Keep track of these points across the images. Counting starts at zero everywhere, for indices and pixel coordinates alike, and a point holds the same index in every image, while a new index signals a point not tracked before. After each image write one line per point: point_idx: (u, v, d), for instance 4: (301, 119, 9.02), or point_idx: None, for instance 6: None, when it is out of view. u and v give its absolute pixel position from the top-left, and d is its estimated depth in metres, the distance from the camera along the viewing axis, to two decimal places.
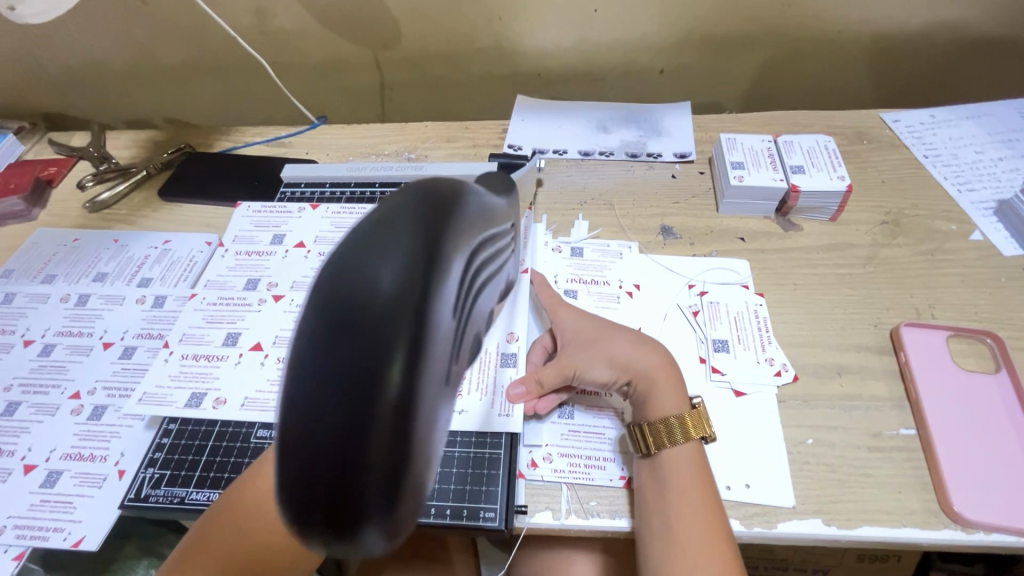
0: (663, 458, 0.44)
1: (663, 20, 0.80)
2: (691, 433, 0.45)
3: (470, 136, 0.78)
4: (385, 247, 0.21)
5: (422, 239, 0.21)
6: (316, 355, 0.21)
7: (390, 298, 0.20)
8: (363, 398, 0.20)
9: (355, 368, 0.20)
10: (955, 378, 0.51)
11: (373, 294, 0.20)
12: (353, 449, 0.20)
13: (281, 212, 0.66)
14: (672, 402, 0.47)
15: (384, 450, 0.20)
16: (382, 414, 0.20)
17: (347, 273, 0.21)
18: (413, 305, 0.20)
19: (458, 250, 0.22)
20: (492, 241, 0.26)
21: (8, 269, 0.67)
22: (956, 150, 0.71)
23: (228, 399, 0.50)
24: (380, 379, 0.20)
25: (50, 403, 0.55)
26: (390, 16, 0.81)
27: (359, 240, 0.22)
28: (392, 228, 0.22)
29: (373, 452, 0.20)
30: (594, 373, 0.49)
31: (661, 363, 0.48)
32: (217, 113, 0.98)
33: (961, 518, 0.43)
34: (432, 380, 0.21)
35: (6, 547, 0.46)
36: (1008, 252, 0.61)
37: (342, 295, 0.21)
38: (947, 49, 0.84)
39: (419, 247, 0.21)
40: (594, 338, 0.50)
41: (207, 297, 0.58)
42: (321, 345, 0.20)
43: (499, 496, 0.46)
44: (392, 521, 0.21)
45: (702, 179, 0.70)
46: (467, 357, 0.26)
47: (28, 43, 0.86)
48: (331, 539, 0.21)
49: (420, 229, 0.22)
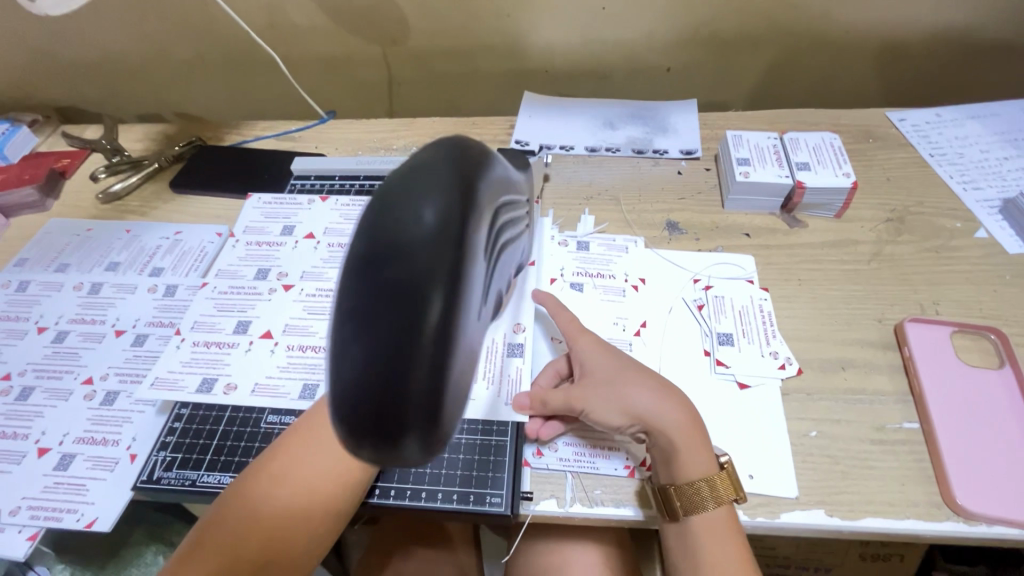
0: (693, 524, 0.43)
1: (670, 18, 0.80)
2: (721, 496, 0.43)
3: (478, 132, 0.79)
4: (425, 192, 0.24)
5: (455, 186, 0.24)
6: (363, 287, 0.23)
7: (431, 235, 0.23)
8: (407, 322, 0.22)
9: (400, 294, 0.22)
10: (959, 373, 0.51)
11: (415, 230, 0.23)
12: (398, 368, 0.22)
13: (291, 204, 0.67)
14: (700, 466, 0.44)
15: (424, 371, 0.22)
16: (425, 338, 0.22)
17: (391, 214, 0.24)
18: (450, 239, 0.23)
19: (484, 199, 0.25)
20: (510, 207, 0.30)
21: (22, 258, 0.68)
22: (962, 149, 0.71)
23: (239, 385, 0.51)
24: (422, 304, 0.22)
25: (63, 388, 0.55)
26: (400, 12, 0.81)
27: (399, 188, 0.24)
28: (430, 176, 0.24)
29: (415, 371, 0.22)
30: (609, 417, 0.46)
31: (686, 420, 0.45)
32: (227, 107, 0.99)
33: (965, 511, 0.44)
34: (467, 312, 0.23)
35: (20, 527, 0.47)
36: (1013, 250, 0.61)
37: (385, 232, 0.23)
38: (953, 50, 0.85)
39: (453, 192, 0.24)
40: (615, 379, 0.47)
41: (218, 286, 0.59)
42: (367, 277, 0.23)
43: (505, 483, 0.47)
44: (430, 439, 0.23)
45: (708, 176, 0.71)
46: (489, 309, 0.28)
47: (43, 37, 0.87)
48: (377, 455, 0.24)
49: (453, 176, 0.24)
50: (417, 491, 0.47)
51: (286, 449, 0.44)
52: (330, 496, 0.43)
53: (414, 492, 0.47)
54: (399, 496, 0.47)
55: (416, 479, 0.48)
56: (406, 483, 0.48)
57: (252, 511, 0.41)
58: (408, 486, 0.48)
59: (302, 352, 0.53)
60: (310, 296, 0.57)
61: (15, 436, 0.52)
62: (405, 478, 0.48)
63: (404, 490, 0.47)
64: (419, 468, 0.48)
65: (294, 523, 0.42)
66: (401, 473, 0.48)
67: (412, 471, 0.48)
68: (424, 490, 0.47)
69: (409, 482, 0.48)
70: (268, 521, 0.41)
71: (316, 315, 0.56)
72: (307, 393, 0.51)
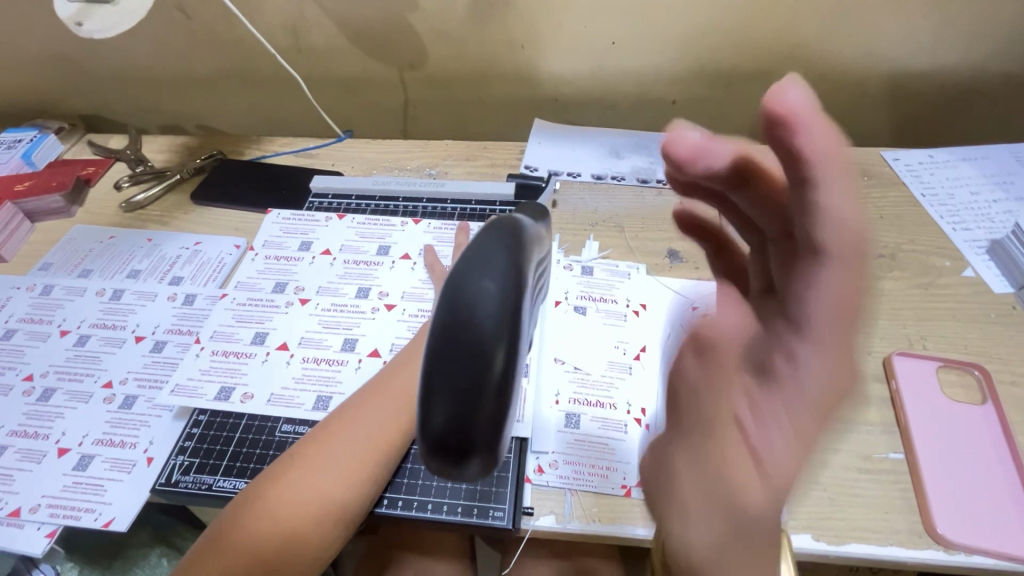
0: None
1: (676, 54, 0.84)
2: None
3: (489, 156, 0.82)
4: (486, 259, 0.27)
5: (512, 258, 0.28)
6: (434, 341, 0.27)
7: (495, 298, 0.26)
8: (476, 376, 0.26)
9: (470, 354, 0.26)
10: (943, 407, 0.53)
11: (480, 297, 0.26)
12: (469, 412, 0.26)
13: (309, 220, 0.70)
14: None
15: (491, 413, 0.27)
16: (489, 388, 0.26)
17: (458, 281, 0.27)
18: (509, 304, 0.27)
19: (528, 264, 0.29)
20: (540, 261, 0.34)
21: (46, 263, 0.71)
22: (952, 190, 0.74)
23: (256, 394, 0.54)
24: (489, 361, 0.26)
25: (83, 390, 0.58)
26: (418, 39, 0.85)
27: (466, 258, 0.28)
28: (491, 247, 0.28)
29: (483, 414, 0.26)
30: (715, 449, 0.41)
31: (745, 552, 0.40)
32: (246, 122, 1.03)
33: (944, 540, 0.46)
34: (519, 360, 0.28)
35: (40, 524, 0.49)
36: (999, 290, 0.64)
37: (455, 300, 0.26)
38: (948, 92, 0.88)
39: (510, 263, 0.28)
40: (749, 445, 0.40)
41: (237, 298, 0.62)
42: (437, 334, 0.27)
43: (505, 497, 0.49)
44: (490, 464, 0.28)
45: (708, 207, 0.74)
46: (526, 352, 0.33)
47: (74, 50, 0.91)
48: (445, 479, 0.28)
49: (509, 247, 0.28)
50: (423, 503, 0.49)
51: (305, 452, 0.46)
52: (343, 500, 0.45)
53: (420, 503, 0.49)
54: (406, 507, 0.49)
55: (423, 491, 0.50)
56: (413, 494, 0.50)
57: (272, 509, 0.43)
58: (415, 497, 0.50)
59: (316, 364, 0.56)
60: (325, 310, 0.60)
61: (37, 435, 0.55)
62: (413, 489, 0.50)
63: (411, 501, 0.49)
64: (426, 480, 0.51)
65: (309, 524, 0.44)
66: (409, 484, 0.50)
67: (419, 482, 0.51)
68: (430, 501, 0.49)
69: (416, 493, 0.50)
70: (285, 521, 0.43)
71: (331, 328, 0.58)
72: (320, 405, 0.53)
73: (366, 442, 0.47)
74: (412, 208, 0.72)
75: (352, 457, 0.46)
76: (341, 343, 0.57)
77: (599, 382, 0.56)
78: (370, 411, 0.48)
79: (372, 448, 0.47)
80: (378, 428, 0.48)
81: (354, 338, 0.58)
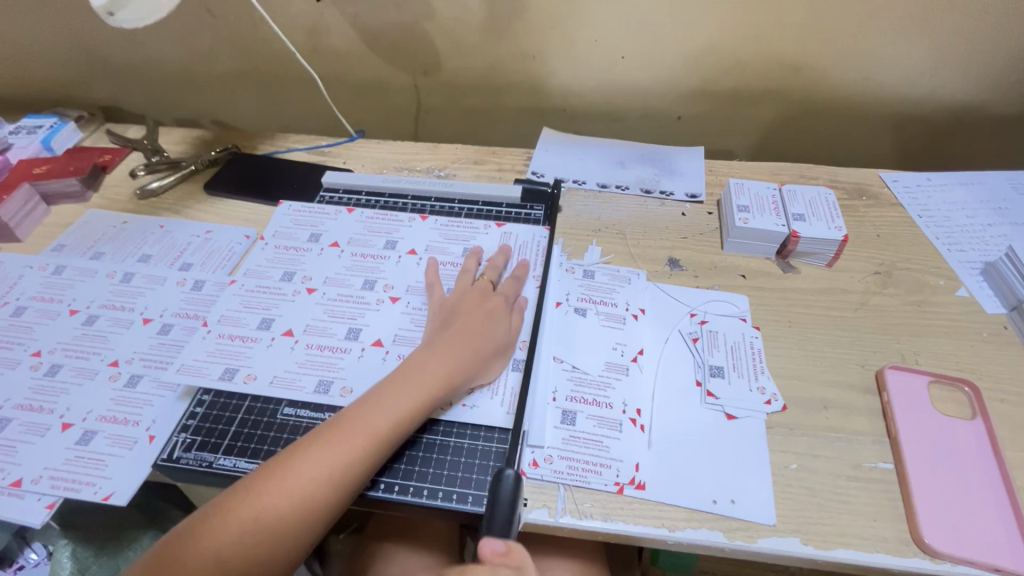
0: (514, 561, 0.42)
1: (683, 71, 0.86)
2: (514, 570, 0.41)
3: (497, 160, 0.84)
4: None
5: None
6: None
7: None
8: None
9: None
10: (934, 421, 0.54)
11: None
12: None
13: (319, 214, 0.72)
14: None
15: None
16: None
17: None
18: None
19: None
20: None
21: (60, 244, 0.73)
22: (948, 212, 0.76)
23: (258, 376, 0.55)
24: None
25: (90, 368, 0.59)
26: (433, 46, 0.88)
27: None
28: None
29: None
30: None
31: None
32: (261, 118, 1.05)
33: (931, 549, 0.46)
34: None
35: (40, 495, 0.50)
36: (991, 310, 0.65)
37: None
38: (948, 120, 0.90)
39: None
40: None
41: (245, 284, 0.63)
42: None
43: (497, 527, 0.44)
44: None
45: (709, 219, 0.75)
46: None
47: (99, 41, 0.93)
48: None
49: None
50: (418, 489, 0.50)
51: (250, 491, 0.44)
52: (282, 548, 0.43)
53: (416, 489, 0.50)
54: (402, 492, 0.50)
55: (419, 477, 0.51)
56: (410, 480, 0.51)
57: (208, 552, 0.42)
58: (411, 483, 0.51)
59: (319, 351, 0.57)
60: (331, 300, 0.61)
61: (42, 410, 0.55)
62: (409, 475, 0.51)
63: (407, 486, 0.50)
64: (422, 467, 0.52)
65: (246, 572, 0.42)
66: (405, 470, 0.51)
67: (416, 468, 0.52)
68: (425, 488, 0.50)
69: (412, 479, 0.51)
70: (220, 567, 0.41)
71: (335, 317, 0.60)
72: (322, 389, 0.54)
73: (310, 488, 0.44)
74: (420, 206, 0.73)
75: (304, 495, 0.44)
76: (345, 332, 0.58)
77: (596, 382, 0.57)
78: (323, 453, 0.45)
79: (321, 493, 0.44)
80: (329, 472, 0.45)
81: (357, 328, 0.59)
